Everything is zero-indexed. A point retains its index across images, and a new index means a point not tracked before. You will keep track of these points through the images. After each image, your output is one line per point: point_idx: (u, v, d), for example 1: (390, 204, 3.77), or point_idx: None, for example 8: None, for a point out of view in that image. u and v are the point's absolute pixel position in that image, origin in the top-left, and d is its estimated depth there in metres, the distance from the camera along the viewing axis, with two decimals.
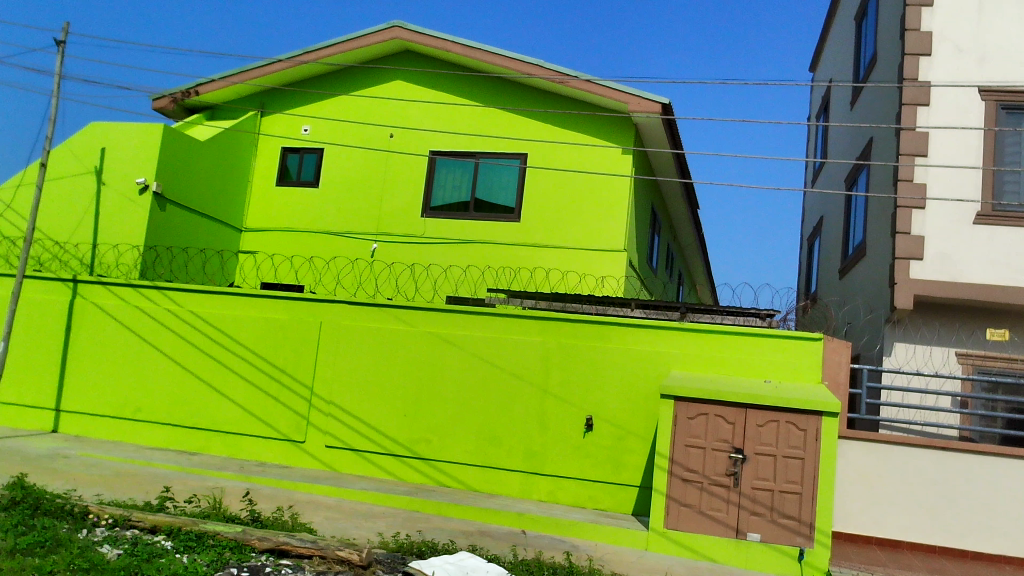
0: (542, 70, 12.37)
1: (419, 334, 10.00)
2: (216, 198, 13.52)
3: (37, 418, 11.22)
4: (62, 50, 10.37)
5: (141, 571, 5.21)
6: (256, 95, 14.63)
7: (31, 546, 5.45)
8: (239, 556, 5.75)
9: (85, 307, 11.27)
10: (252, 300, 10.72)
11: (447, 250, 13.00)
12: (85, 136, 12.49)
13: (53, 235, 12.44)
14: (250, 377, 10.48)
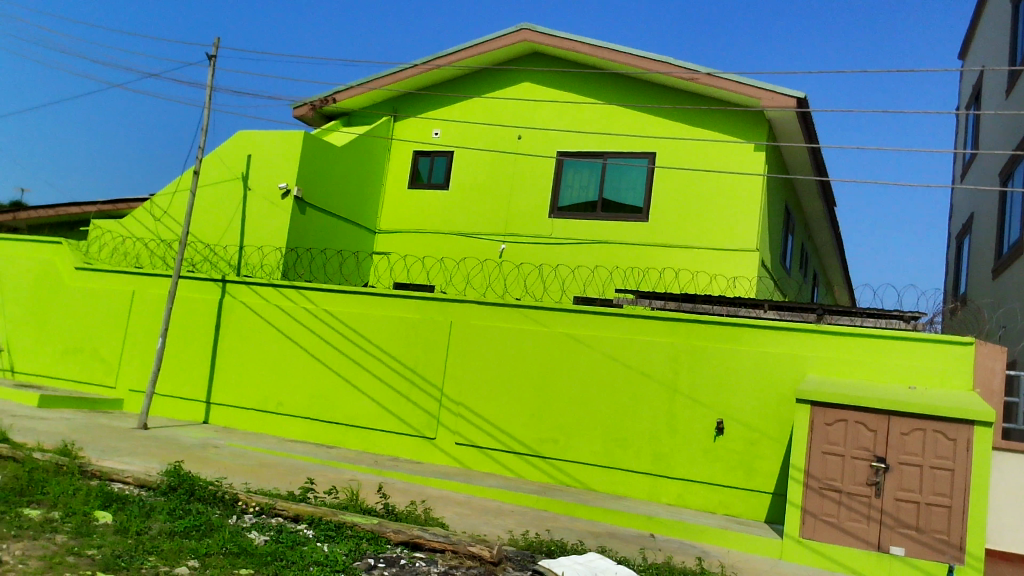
0: (671, 67, 12.20)
1: (547, 335, 10.06)
2: (352, 201, 14.04)
3: (190, 410, 11.99)
4: (213, 64, 11.02)
5: (285, 557, 5.48)
6: (389, 101, 15.13)
7: (188, 529, 5.82)
8: (376, 547, 5.95)
9: (233, 306, 11.95)
10: (386, 300, 11.06)
11: (575, 250, 13.01)
12: (233, 144, 13.25)
13: (205, 238, 13.30)
14: (383, 376, 10.84)
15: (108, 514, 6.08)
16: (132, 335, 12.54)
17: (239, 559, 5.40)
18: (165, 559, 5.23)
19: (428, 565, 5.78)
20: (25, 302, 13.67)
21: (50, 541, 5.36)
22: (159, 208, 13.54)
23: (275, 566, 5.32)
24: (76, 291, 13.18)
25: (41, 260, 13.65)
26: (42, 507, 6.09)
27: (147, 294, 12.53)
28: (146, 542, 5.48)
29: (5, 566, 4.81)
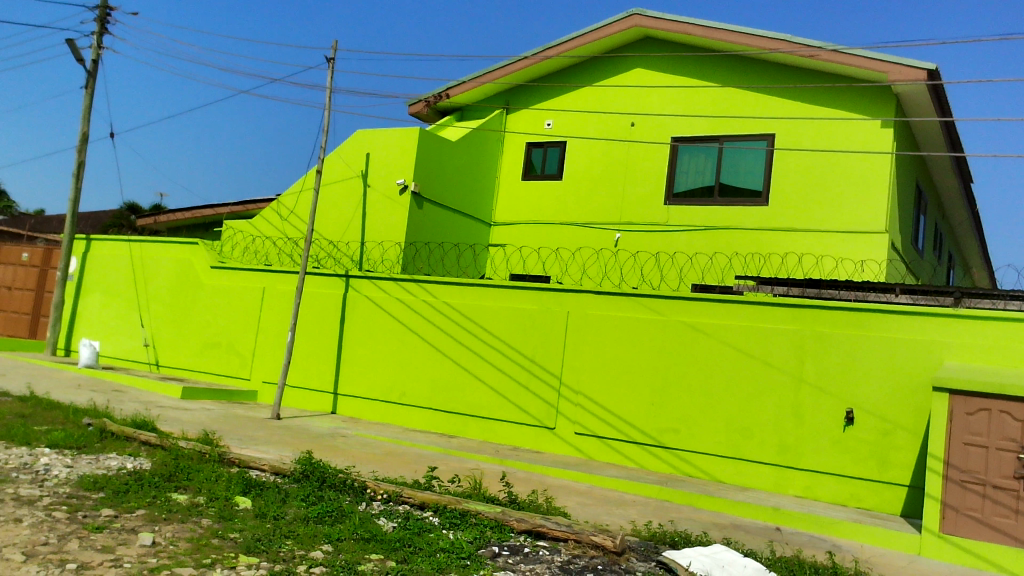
0: (790, 45, 11.78)
1: (666, 323, 9.92)
2: (467, 195, 14.24)
3: (319, 401, 12.48)
4: (332, 66, 11.39)
5: (413, 544, 5.63)
6: (502, 94, 15.25)
7: (321, 514, 6.06)
8: (500, 535, 6.03)
9: (357, 300, 12.36)
10: (504, 292, 11.18)
11: (692, 237, 12.77)
12: (353, 144, 13.67)
13: (329, 235, 13.80)
14: (503, 365, 10.96)
15: (248, 499, 6.40)
16: (263, 330, 13.14)
17: (370, 544, 5.58)
18: (300, 543, 5.46)
19: (551, 553, 5.81)
20: (167, 300, 14.55)
21: (197, 525, 5.69)
22: (287, 208, 14.14)
23: (404, 551, 5.47)
24: (212, 289, 13.92)
25: (181, 260, 14.49)
26: (189, 492, 6.47)
27: (277, 290, 13.11)
28: (283, 527, 5.74)
29: (158, 546, 5.14)
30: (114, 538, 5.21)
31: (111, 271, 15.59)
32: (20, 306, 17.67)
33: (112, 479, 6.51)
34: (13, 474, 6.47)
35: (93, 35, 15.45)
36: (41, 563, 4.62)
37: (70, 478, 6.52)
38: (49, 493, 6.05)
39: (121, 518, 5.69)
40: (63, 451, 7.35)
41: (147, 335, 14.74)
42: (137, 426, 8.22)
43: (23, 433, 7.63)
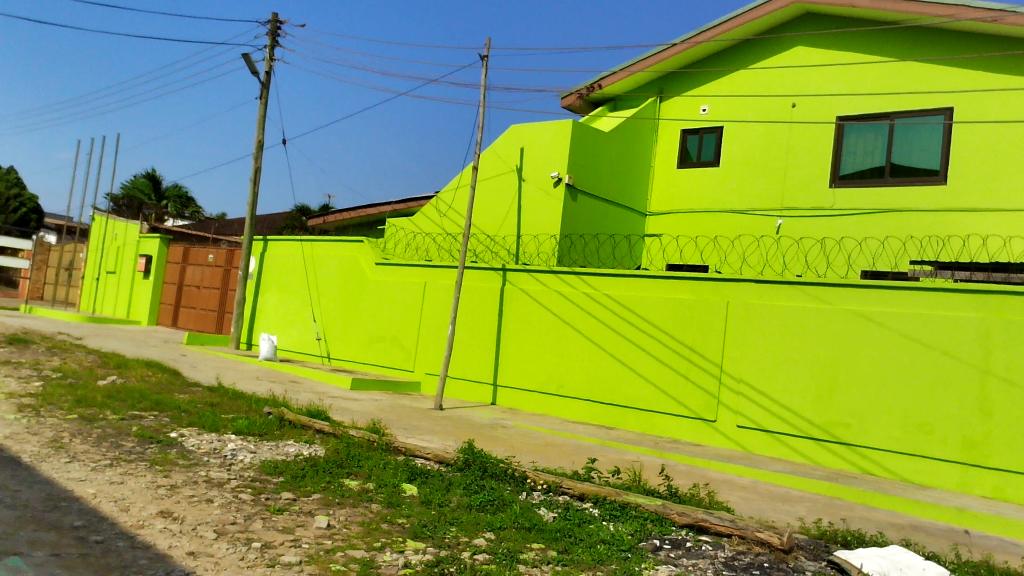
0: (969, 10, 10.90)
1: (834, 312, 9.46)
2: (622, 185, 14.16)
3: (479, 392, 12.77)
4: (485, 63, 11.57)
5: (573, 534, 5.66)
6: (655, 81, 15.05)
7: (484, 503, 6.20)
8: (661, 528, 5.95)
9: (515, 293, 12.55)
10: (661, 282, 11.02)
11: (861, 221, 12.12)
12: (508, 139, 13.88)
13: (487, 230, 14.08)
14: (661, 355, 10.82)
15: (413, 486, 6.64)
16: (425, 323, 13.57)
17: (531, 533, 5.65)
18: (464, 530, 5.60)
19: (715, 549, 5.68)
20: (336, 296, 15.32)
21: (368, 509, 5.96)
22: (445, 204, 14.56)
23: (565, 541, 5.50)
24: (377, 285, 14.53)
25: (348, 258, 15.21)
26: (360, 478, 6.79)
27: (437, 284, 13.51)
28: (447, 514, 5.91)
29: (332, 529, 5.43)
30: (293, 520, 5.55)
31: (286, 269, 16.59)
32: (207, 304, 19.14)
33: (290, 464, 6.94)
34: (204, 458, 7.02)
35: (266, 48, 16.48)
36: (230, 540, 4.98)
37: (254, 462, 7.00)
38: (235, 476, 6.52)
39: (299, 500, 6.05)
40: (247, 437, 7.90)
41: (319, 330, 15.58)
42: (312, 415, 8.72)
43: (213, 420, 8.26)
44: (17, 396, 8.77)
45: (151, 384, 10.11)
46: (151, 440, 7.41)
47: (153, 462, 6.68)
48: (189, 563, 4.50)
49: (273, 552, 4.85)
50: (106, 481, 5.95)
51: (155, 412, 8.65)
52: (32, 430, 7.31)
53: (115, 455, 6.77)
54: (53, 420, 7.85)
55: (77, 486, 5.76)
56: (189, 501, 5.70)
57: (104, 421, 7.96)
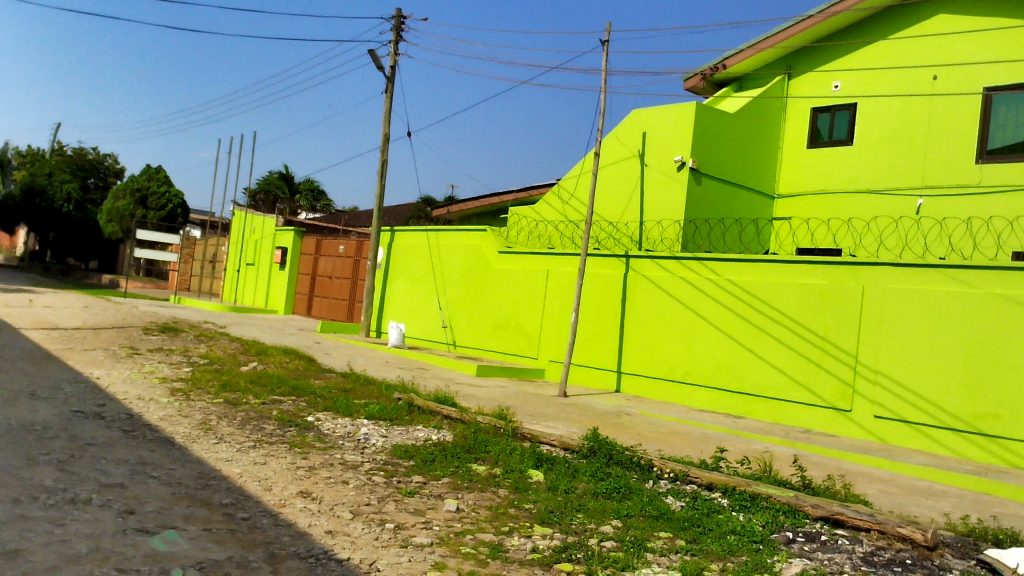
0: None
1: (981, 297, 8.88)
2: (748, 167, 13.78)
3: (604, 379, 12.73)
4: (606, 48, 11.46)
5: (702, 524, 5.56)
6: (783, 59, 14.55)
7: (610, 490, 6.18)
8: (795, 521, 5.78)
9: (639, 280, 12.44)
10: (791, 266, 10.67)
11: (1011, 199, 11.33)
12: (631, 124, 13.74)
13: (609, 216, 13.98)
14: (792, 343, 10.48)
15: (540, 472, 6.70)
16: (548, 311, 13.63)
17: (658, 522, 5.59)
18: (591, 517, 5.61)
19: (853, 543, 5.46)
20: (461, 284, 15.59)
21: (495, 494, 6.05)
22: (567, 191, 14.55)
23: (693, 531, 5.41)
24: (501, 273, 14.70)
25: (472, 246, 15.45)
26: (487, 463, 6.90)
27: (560, 272, 13.54)
28: (573, 500, 5.94)
29: (461, 512, 5.54)
30: (423, 502, 5.70)
31: (412, 258, 17.01)
32: (339, 293, 19.89)
33: (420, 448, 7.13)
34: (339, 441, 7.31)
35: (391, 43, 16.89)
36: (365, 520, 5.18)
37: (386, 446, 7.24)
38: (369, 459, 6.76)
39: (429, 484, 6.21)
40: (379, 422, 8.16)
41: (445, 318, 15.91)
42: (440, 401, 8.92)
43: (347, 405, 8.58)
44: (170, 381, 9.38)
45: (289, 371, 10.61)
46: (290, 424, 7.78)
47: (293, 444, 7.01)
48: (327, 541, 4.71)
49: (405, 533, 5.00)
50: (250, 462, 6.29)
51: (293, 397, 9.07)
52: (184, 413, 7.81)
53: (258, 437, 7.15)
54: (202, 403, 8.36)
55: (224, 465, 6.12)
56: (326, 483, 5.96)
57: (247, 405, 8.42)
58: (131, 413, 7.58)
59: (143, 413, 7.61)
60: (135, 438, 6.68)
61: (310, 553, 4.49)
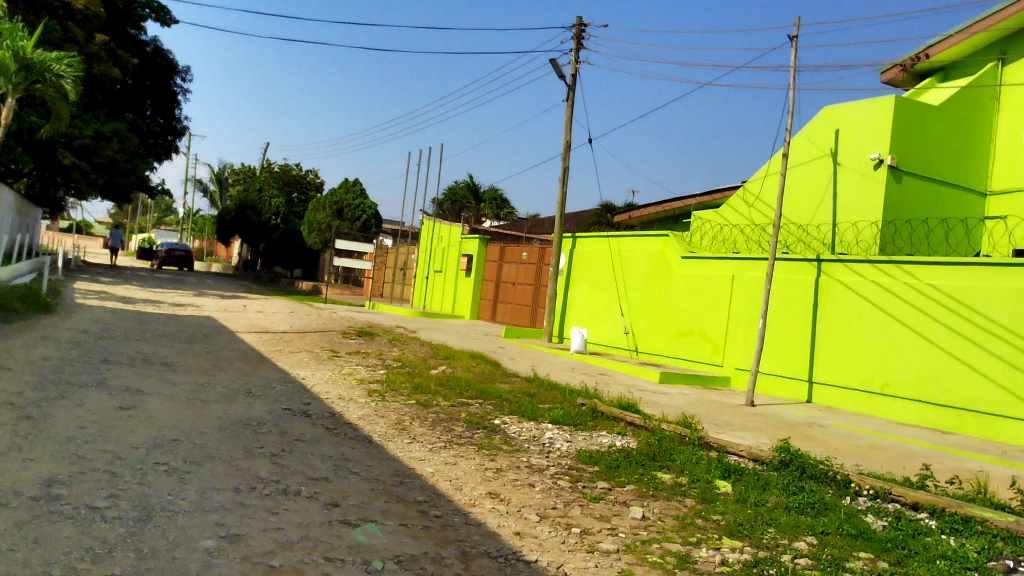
0: None
1: None
2: (954, 163, 12.80)
3: (794, 389, 12.20)
4: (795, 43, 10.99)
5: (908, 547, 5.20)
6: (996, 44, 13.43)
7: (804, 505, 5.91)
8: (1015, 548, 5.26)
9: (832, 285, 11.84)
10: (1005, 270, 9.76)
11: None
12: (823, 121, 13.13)
13: (798, 218, 13.40)
14: (1008, 354, 9.57)
15: (728, 483, 6.52)
16: (734, 317, 13.24)
17: (857, 541, 5.29)
18: (783, 532, 5.39)
19: None
20: (643, 290, 15.46)
21: (681, 503, 5.96)
22: (753, 194, 14.10)
23: (898, 553, 5.07)
24: (684, 278, 14.45)
25: (654, 252, 15.30)
26: (673, 472, 6.79)
27: (746, 277, 13.12)
28: (764, 514, 5.72)
29: (648, 520, 5.50)
30: (609, 508, 5.71)
31: (594, 264, 17.07)
32: (522, 299, 20.29)
33: (604, 454, 7.14)
34: (526, 444, 7.45)
35: (572, 51, 17.07)
36: (551, 523, 5.25)
37: (570, 451, 7.30)
38: (554, 463, 6.85)
39: (614, 490, 6.21)
40: (563, 427, 8.25)
41: (627, 324, 15.83)
42: (623, 407, 8.89)
43: (531, 409, 8.73)
44: (367, 382, 9.94)
45: (477, 374, 10.95)
46: (478, 426, 8.03)
47: (481, 446, 7.23)
48: (516, 542, 4.82)
49: (592, 538, 5.03)
50: (442, 462, 6.55)
51: (480, 400, 9.36)
52: (380, 413, 8.26)
53: (448, 438, 7.43)
54: (396, 404, 8.79)
55: (418, 464, 6.41)
56: (513, 485, 6.09)
57: (438, 407, 8.77)
58: (333, 411, 8.11)
59: (344, 412, 8.12)
60: (337, 435, 7.13)
61: (500, 553, 4.61)
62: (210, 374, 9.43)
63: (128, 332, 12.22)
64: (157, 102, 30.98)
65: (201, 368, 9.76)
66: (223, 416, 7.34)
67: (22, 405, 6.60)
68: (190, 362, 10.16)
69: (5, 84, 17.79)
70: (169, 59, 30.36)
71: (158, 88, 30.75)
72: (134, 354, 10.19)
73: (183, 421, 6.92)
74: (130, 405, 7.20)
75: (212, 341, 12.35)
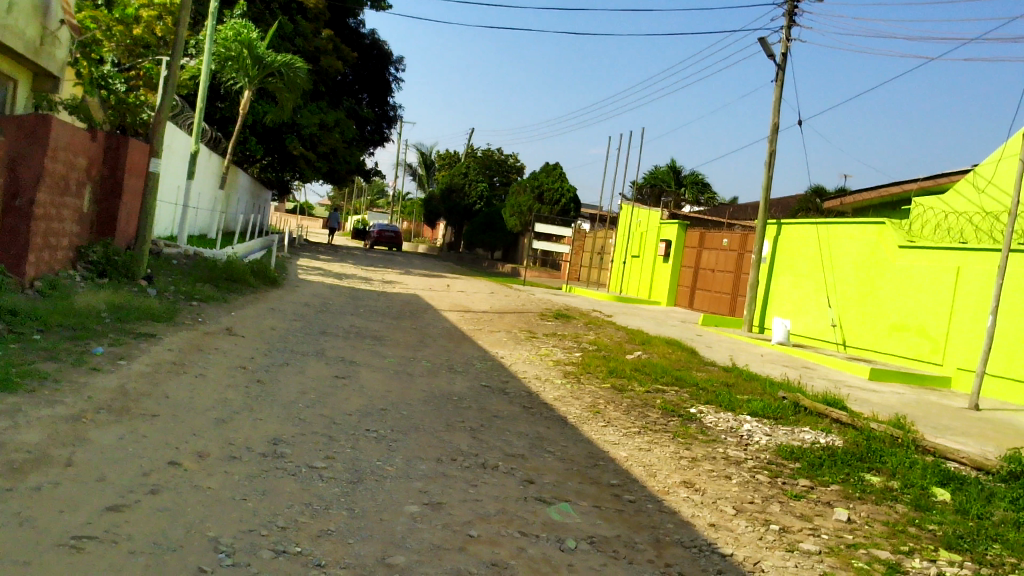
0: None
1: None
2: None
3: None
4: None
5: None
6: None
7: None
8: None
9: None
10: None
11: None
12: None
13: None
14: None
15: (946, 492, 6.00)
16: (958, 312, 12.18)
17: None
18: (1011, 549, 4.90)
19: None
20: (853, 281, 14.57)
21: (892, 509, 5.59)
22: (987, 179, 12.86)
23: None
24: (902, 270, 13.47)
25: (867, 240, 14.35)
26: (883, 475, 6.36)
27: (973, 269, 12.02)
28: (988, 528, 5.24)
29: (853, 524, 5.20)
30: (811, 508, 5.46)
31: (800, 252, 16.30)
32: (722, 286, 19.74)
33: (807, 451, 6.81)
34: (722, 435, 7.27)
35: (782, 29, 16.29)
36: (749, 518, 5.09)
37: (770, 445, 7.05)
38: (752, 457, 6.64)
39: (817, 489, 5.93)
40: (763, 420, 7.95)
41: (834, 316, 15.00)
42: (828, 404, 8.43)
43: (729, 400, 8.49)
44: (564, 364, 10.09)
45: (673, 361, 10.81)
46: (673, 413, 7.92)
47: (676, 434, 7.13)
48: (711, 534, 4.72)
49: (791, 537, 4.83)
50: (636, 447, 6.53)
51: (675, 387, 9.22)
52: (575, 395, 8.35)
53: (643, 424, 7.39)
54: (591, 387, 8.86)
55: (612, 448, 6.43)
56: (709, 475, 5.97)
57: (632, 392, 8.74)
58: (530, 390, 8.30)
59: (540, 392, 8.27)
60: (534, 414, 7.30)
61: (694, 544, 4.54)
62: (416, 350, 9.93)
63: (343, 306, 13.11)
64: (372, 91, 32.85)
65: (408, 343, 10.30)
66: (427, 389, 7.71)
67: (253, 370, 7.27)
68: (399, 336, 10.76)
69: (244, 76, 19.80)
70: (385, 50, 31.95)
71: (373, 78, 32.58)
72: (348, 328, 10.93)
73: (392, 392, 7.34)
74: (345, 375, 7.75)
75: (418, 318, 12.99)
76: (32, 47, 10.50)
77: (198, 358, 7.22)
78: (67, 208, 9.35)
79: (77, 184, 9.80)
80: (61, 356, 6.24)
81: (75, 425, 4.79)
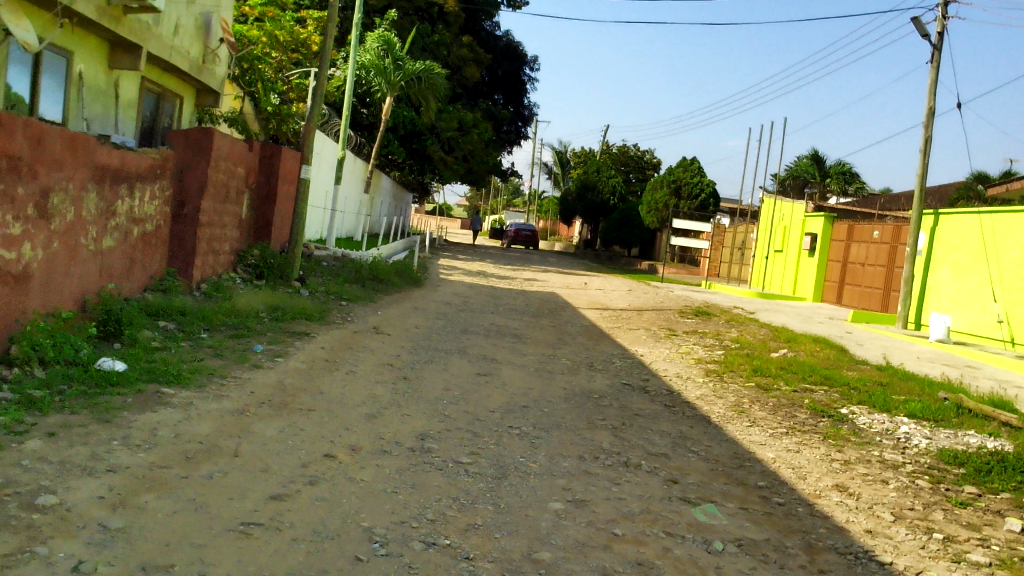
0: None
1: None
2: None
3: None
4: None
5: None
6: None
7: None
8: None
9: None
10: None
11: None
12: None
13: None
14: None
15: None
16: None
17: None
18: None
19: None
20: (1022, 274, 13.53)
21: None
22: None
23: None
24: None
25: None
26: None
27: None
28: None
29: None
30: (979, 517, 5.12)
31: (962, 244, 15.28)
32: (873, 281, 18.79)
33: (973, 456, 6.38)
34: (877, 438, 6.92)
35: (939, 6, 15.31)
36: (909, 526, 4.83)
37: (930, 449, 6.65)
38: (911, 461, 6.29)
39: (985, 497, 5.55)
40: (921, 422, 7.50)
41: (1001, 311, 13.98)
42: (996, 406, 7.85)
43: (884, 401, 8.06)
44: (706, 362, 9.88)
45: (821, 360, 10.37)
46: (823, 414, 7.60)
47: (827, 435, 6.85)
48: (867, 541, 4.51)
49: (958, 547, 4.55)
50: (784, 448, 6.32)
51: (825, 386, 8.85)
52: (718, 394, 8.16)
53: (791, 424, 7.13)
54: (735, 386, 8.65)
55: (759, 448, 6.25)
56: (864, 479, 5.70)
57: (779, 391, 8.46)
58: (672, 389, 8.18)
59: (682, 390, 8.14)
60: (676, 413, 7.19)
61: (849, 550, 4.35)
62: (555, 347, 10.00)
63: (482, 305, 13.34)
64: (508, 92, 33.29)
65: (547, 341, 10.38)
66: (568, 387, 7.75)
67: (399, 367, 7.52)
68: (538, 334, 10.86)
69: (384, 82, 20.38)
70: (519, 51, 32.36)
71: (509, 79, 33.00)
72: (489, 326, 11.11)
73: (534, 389, 7.43)
74: (487, 372, 7.90)
75: (557, 316, 13.06)
76: (196, 64, 11.26)
77: (349, 356, 7.54)
78: (228, 215, 9.97)
79: (237, 191, 10.44)
80: (226, 353, 6.67)
81: (241, 418, 5.11)
